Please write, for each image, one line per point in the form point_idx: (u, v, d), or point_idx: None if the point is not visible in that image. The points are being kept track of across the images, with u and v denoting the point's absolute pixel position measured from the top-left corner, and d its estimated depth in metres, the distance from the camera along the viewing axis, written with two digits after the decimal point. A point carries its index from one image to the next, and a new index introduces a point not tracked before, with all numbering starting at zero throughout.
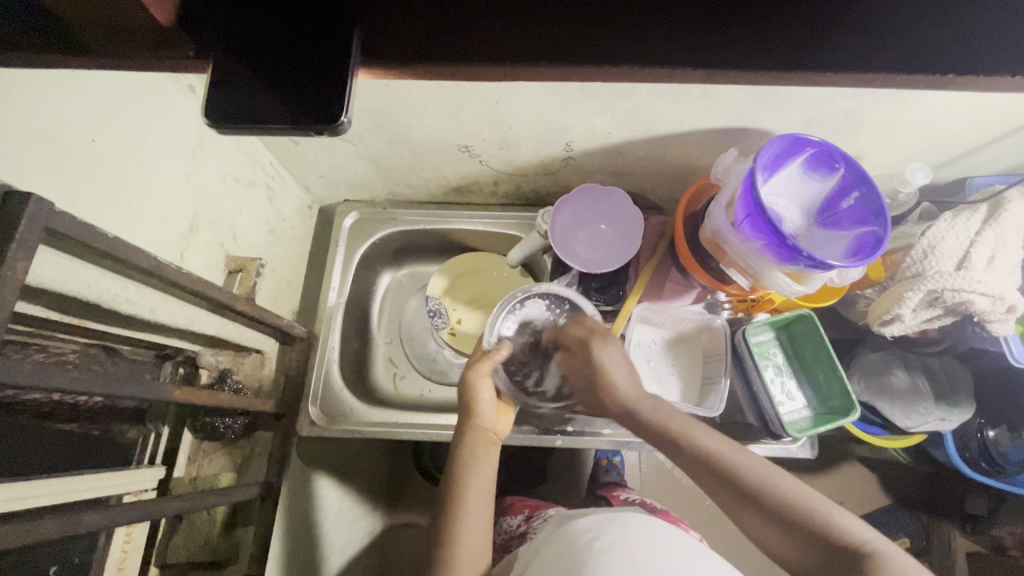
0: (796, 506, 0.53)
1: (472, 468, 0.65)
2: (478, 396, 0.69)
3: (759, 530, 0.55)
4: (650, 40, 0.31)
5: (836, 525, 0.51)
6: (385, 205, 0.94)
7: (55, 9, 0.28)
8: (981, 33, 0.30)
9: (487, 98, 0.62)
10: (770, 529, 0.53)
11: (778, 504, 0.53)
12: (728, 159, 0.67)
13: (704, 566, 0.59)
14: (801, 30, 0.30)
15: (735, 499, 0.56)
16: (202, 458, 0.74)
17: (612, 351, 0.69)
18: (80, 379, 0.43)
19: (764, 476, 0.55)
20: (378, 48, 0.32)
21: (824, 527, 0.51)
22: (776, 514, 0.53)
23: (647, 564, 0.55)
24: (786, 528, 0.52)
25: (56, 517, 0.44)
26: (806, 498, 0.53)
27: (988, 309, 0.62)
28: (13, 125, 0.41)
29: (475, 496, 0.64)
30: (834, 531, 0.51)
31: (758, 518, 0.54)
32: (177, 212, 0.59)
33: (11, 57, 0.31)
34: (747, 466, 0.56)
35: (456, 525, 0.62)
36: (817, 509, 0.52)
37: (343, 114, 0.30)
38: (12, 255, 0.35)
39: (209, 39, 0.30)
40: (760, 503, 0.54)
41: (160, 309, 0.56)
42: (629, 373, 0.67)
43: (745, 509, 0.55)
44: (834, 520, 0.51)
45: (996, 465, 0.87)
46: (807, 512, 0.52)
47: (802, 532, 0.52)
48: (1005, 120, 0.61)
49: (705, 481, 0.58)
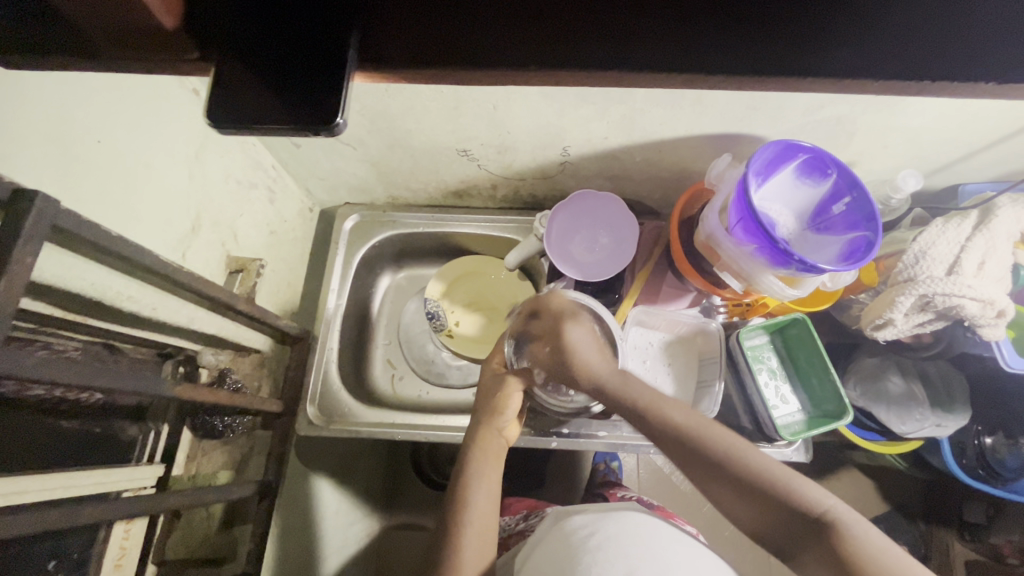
0: (762, 475, 0.53)
1: (486, 469, 0.66)
2: (507, 400, 0.71)
3: (726, 500, 0.55)
4: (635, 46, 0.31)
5: (799, 493, 0.51)
6: (385, 208, 0.95)
7: (65, 14, 0.29)
8: (964, 37, 0.30)
9: (485, 103, 0.64)
10: (737, 500, 0.54)
11: (744, 474, 0.54)
12: (722, 164, 0.68)
13: (697, 562, 0.59)
14: (784, 37, 0.31)
15: (702, 472, 0.56)
16: (201, 456, 0.75)
17: (580, 331, 0.69)
18: (82, 373, 0.43)
19: (731, 447, 0.55)
20: (373, 53, 0.33)
21: (788, 497, 0.51)
22: (747, 486, 0.53)
23: (641, 559, 0.56)
24: (753, 498, 0.53)
25: (56, 510, 0.44)
26: (772, 468, 0.53)
27: (979, 313, 0.63)
28: (21, 124, 0.42)
29: (484, 495, 0.64)
30: (798, 500, 0.51)
31: (729, 490, 0.54)
32: (180, 212, 0.61)
33: (22, 59, 0.32)
34: (715, 438, 0.56)
35: (463, 522, 0.62)
36: (782, 479, 0.52)
37: (338, 115, 0.31)
38: (20, 250, 0.36)
39: (213, 42, 0.31)
40: (726, 473, 0.54)
41: (162, 307, 0.57)
42: (598, 351, 0.68)
43: (712, 481, 0.55)
44: (798, 488, 0.52)
45: (994, 472, 0.87)
46: (773, 482, 0.52)
47: (766, 501, 0.52)
48: (994, 127, 0.62)
49: (672, 453, 0.58)
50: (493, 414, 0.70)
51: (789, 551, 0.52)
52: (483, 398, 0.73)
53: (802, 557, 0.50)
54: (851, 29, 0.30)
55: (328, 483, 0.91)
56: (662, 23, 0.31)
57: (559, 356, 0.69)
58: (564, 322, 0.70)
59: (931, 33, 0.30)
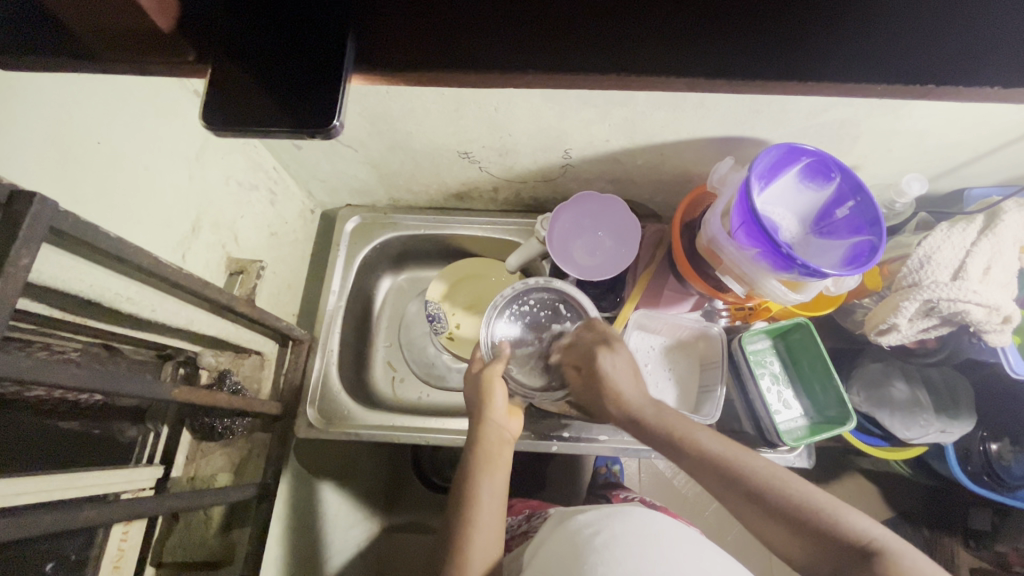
0: (803, 503, 0.51)
1: (483, 467, 0.65)
2: (493, 394, 0.70)
3: (765, 530, 0.53)
4: (632, 51, 0.31)
5: (843, 523, 0.49)
6: (386, 210, 0.95)
7: (61, 16, 0.29)
8: (968, 41, 0.30)
9: (486, 105, 0.63)
10: (778, 530, 0.52)
11: (785, 504, 0.52)
12: (723, 168, 0.68)
13: (707, 558, 0.58)
14: (781, 38, 0.31)
15: (739, 500, 0.54)
16: (200, 457, 0.75)
17: (616, 359, 0.67)
18: (80, 376, 0.43)
19: (773, 476, 0.54)
20: (369, 55, 0.32)
21: (831, 526, 0.50)
22: (785, 513, 0.51)
23: (650, 558, 0.55)
24: (794, 528, 0.51)
25: (53, 512, 0.44)
26: (814, 497, 0.52)
27: (984, 319, 0.62)
28: (20, 126, 0.42)
29: (487, 493, 0.63)
30: (842, 530, 0.49)
31: (767, 519, 0.52)
32: (180, 214, 0.61)
33: (18, 61, 0.32)
34: (754, 466, 0.55)
35: (471, 526, 0.61)
36: (825, 507, 0.51)
37: (334, 118, 0.31)
38: (16, 252, 0.36)
39: (207, 43, 0.31)
40: (766, 504, 0.52)
41: (161, 308, 0.57)
42: (634, 379, 0.65)
43: (751, 510, 0.54)
44: (842, 518, 0.50)
45: (999, 479, 0.86)
46: (816, 512, 0.51)
47: (808, 532, 0.50)
48: (1000, 131, 0.61)
49: (708, 483, 0.56)
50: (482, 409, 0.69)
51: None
52: (472, 396, 0.72)
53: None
54: (848, 33, 0.30)
55: (328, 485, 0.91)
56: (662, 26, 0.31)
57: (593, 385, 0.67)
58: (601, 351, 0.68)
59: (925, 37, 0.30)
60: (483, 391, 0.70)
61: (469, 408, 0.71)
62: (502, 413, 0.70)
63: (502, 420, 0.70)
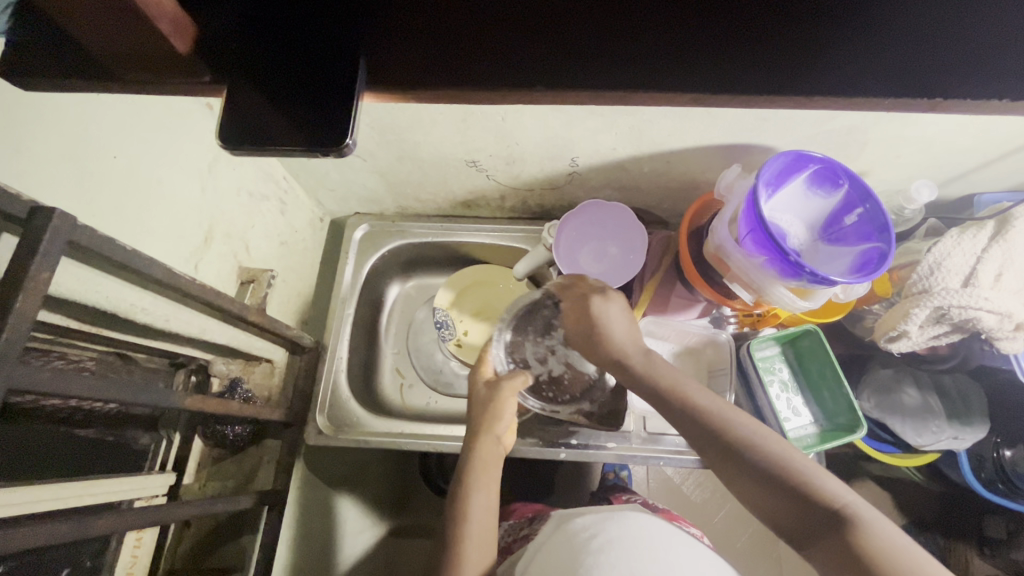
0: (783, 463, 0.52)
1: (480, 478, 0.65)
2: (504, 406, 0.71)
3: (741, 486, 0.54)
4: (634, 66, 0.32)
5: (821, 488, 0.50)
6: (394, 218, 0.96)
7: (81, 39, 0.30)
8: (977, 49, 0.30)
9: (494, 115, 0.64)
10: (753, 488, 0.52)
11: (765, 464, 0.52)
12: (731, 175, 0.68)
13: (699, 563, 0.59)
14: (783, 50, 0.31)
15: (720, 457, 0.55)
16: (211, 465, 0.76)
17: (609, 308, 0.65)
18: (95, 387, 0.44)
19: (752, 434, 0.54)
20: (379, 73, 0.33)
21: (808, 489, 0.50)
22: (764, 474, 0.52)
23: (644, 562, 0.56)
24: (769, 484, 0.51)
25: (67, 521, 0.45)
26: (794, 460, 0.52)
27: (996, 326, 0.62)
28: (38, 143, 0.43)
29: (480, 506, 0.64)
30: (818, 494, 0.49)
31: (745, 480, 0.53)
32: (193, 225, 0.61)
33: (38, 83, 0.33)
34: (738, 423, 0.55)
35: (461, 538, 0.61)
36: (806, 470, 0.51)
37: (346, 136, 0.31)
38: (36, 266, 0.36)
39: (221, 63, 0.32)
40: (748, 462, 0.53)
41: (174, 318, 0.58)
42: (631, 330, 0.65)
43: (729, 466, 0.54)
44: (819, 482, 0.50)
45: (1013, 486, 0.84)
46: (795, 475, 0.51)
47: (784, 491, 0.51)
48: (1009, 137, 0.61)
49: (694, 439, 0.57)
50: (489, 419, 0.70)
51: (804, 548, 0.50)
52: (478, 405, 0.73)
53: (814, 551, 0.49)
54: (850, 46, 0.30)
55: (337, 492, 0.91)
56: (670, 37, 0.31)
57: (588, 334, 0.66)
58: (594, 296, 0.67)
59: (927, 48, 0.30)
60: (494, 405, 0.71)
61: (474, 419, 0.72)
62: (506, 425, 0.70)
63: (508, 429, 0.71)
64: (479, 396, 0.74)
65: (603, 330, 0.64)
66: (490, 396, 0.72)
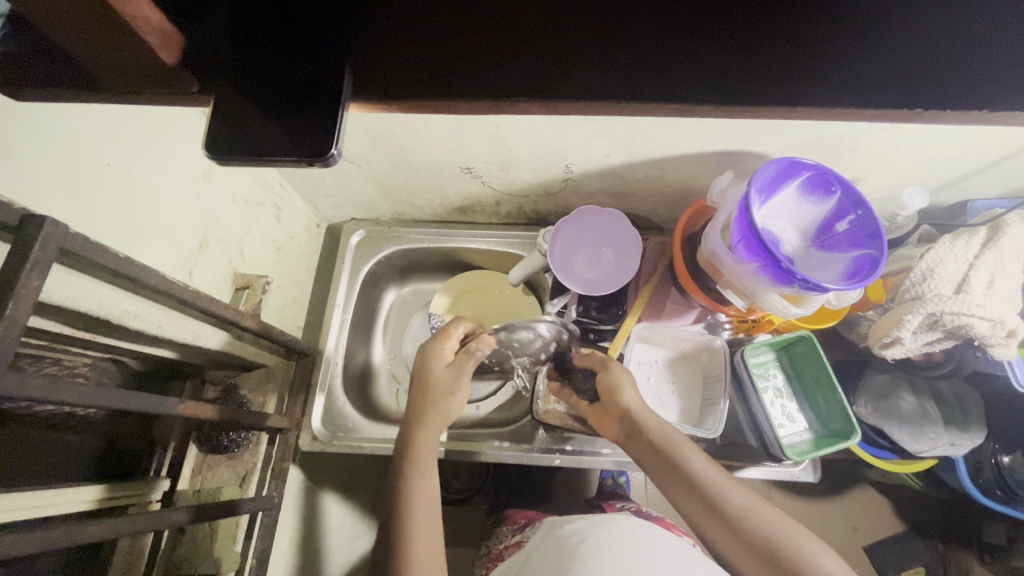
0: (772, 536, 0.56)
1: (426, 464, 0.66)
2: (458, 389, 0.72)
3: (732, 550, 0.58)
4: (617, 76, 0.32)
5: (810, 561, 0.54)
6: (390, 223, 0.96)
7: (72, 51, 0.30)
8: (960, 62, 0.30)
9: (487, 122, 0.65)
10: (746, 556, 0.57)
11: (761, 541, 0.56)
12: (723, 182, 0.68)
13: (690, 566, 0.59)
14: (767, 61, 0.31)
15: (715, 523, 0.59)
16: (206, 471, 0.75)
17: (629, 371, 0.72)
18: (88, 393, 0.44)
19: (743, 505, 0.58)
20: (368, 82, 0.33)
21: (797, 562, 0.54)
22: (755, 545, 0.56)
23: (632, 566, 0.56)
24: (760, 553, 0.56)
25: (61, 526, 0.45)
26: (785, 534, 0.56)
27: (989, 333, 0.62)
28: (29, 151, 0.43)
29: (422, 496, 0.63)
30: (807, 567, 0.53)
31: (739, 549, 0.57)
32: (187, 231, 0.62)
33: (29, 94, 0.33)
34: (731, 494, 0.59)
35: (406, 529, 0.60)
36: (795, 544, 0.55)
37: (331, 146, 0.31)
38: (26, 274, 0.37)
39: (210, 71, 0.32)
40: (742, 533, 0.57)
41: (168, 324, 0.58)
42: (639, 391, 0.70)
43: (722, 531, 0.58)
44: (809, 556, 0.54)
45: (1013, 493, 0.83)
46: (784, 548, 0.55)
47: (773, 561, 0.55)
48: (1000, 144, 0.61)
49: (691, 505, 0.60)
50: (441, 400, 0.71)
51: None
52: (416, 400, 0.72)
53: None
54: (833, 55, 0.30)
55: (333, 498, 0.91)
56: (660, 46, 0.31)
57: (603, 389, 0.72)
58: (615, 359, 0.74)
59: (911, 55, 0.30)
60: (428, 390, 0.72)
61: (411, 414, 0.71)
62: (454, 406, 0.72)
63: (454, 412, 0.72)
64: (433, 380, 0.73)
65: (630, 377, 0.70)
66: (438, 375, 0.73)
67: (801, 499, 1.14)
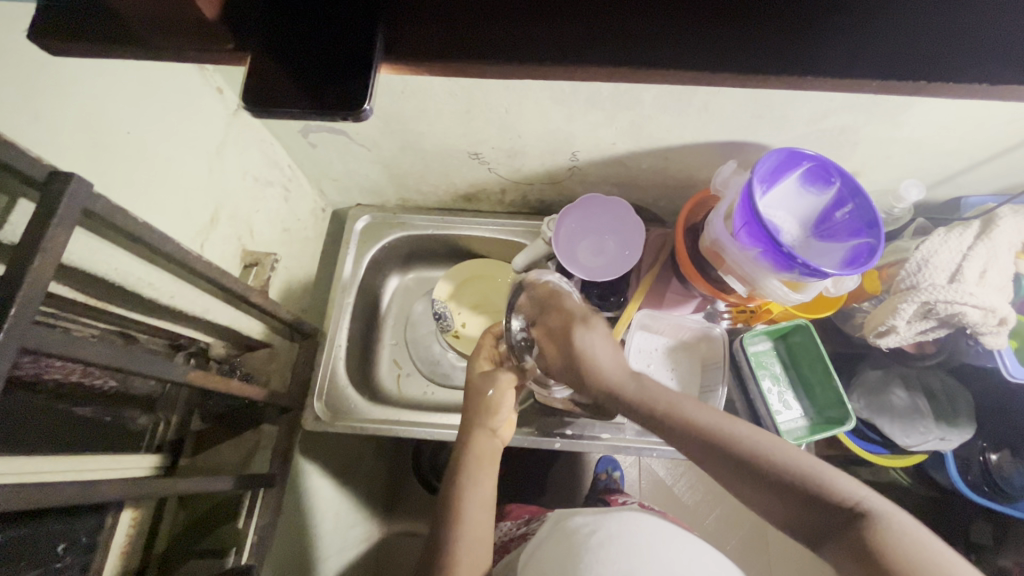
0: (792, 471, 0.51)
1: (477, 476, 0.65)
2: (498, 404, 0.71)
3: (753, 496, 0.53)
4: (628, 43, 0.33)
5: (834, 488, 0.49)
6: (396, 210, 0.97)
7: (118, 7, 0.31)
8: (960, 34, 0.31)
9: (497, 106, 0.66)
10: (765, 498, 0.52)
11: (777, 475, 0.51)
12: (726, 171, 0.70)
13: (697, 556, 0.61)
14: (777, 34, 0.32)
15: (725, 470, 0.54)
16: (208, 447, 0.77)
17: (591, 335, 0.63)
18: (104, 353, 0.45)
19: (752, 443, 0.53)
20: (396, 46, 0.34)
21: (823, 493, 0.50)
22: (773, 482, 0.51)
23: (641, 558, 0.57)
24: (779, 494, 0.51)
25: (74, 485, 0.45)
26: (804, 465, 0.51)
27: (980, 321, 0.64)
28: (54, 114, 0.44)
29: (476, 508, 0.63)
30: (834, 494, 0.49)
31: (758, 490, 0.52)
32: (200, 205, 0.63)
33: (70, 49, 0.34)
34: (740, 434, 0.54)
35: (454, 549, 0.60)
36: (816, 475, 0.50)
37: (364, 101, 0.33)
38: (53, 229, 0.37)
39: (245, 30, 0.33)
40: (755, 472, 0.52)
41: (179, 296, 0.58)
42: (611, 354, 0.62)
43: (743, 481, 0.53)
44: (832, 483, 0.50)
45: (999, 489, 0.86)
46: (806, 480, 0.50)
47: (798, 500, 0.50)
48: (995, 140, 0.64)
49: (701, 457, 0.55)
50: (483, 415, 0.70)
51: (824, 551, 0.50)
52: (472, 395, 0.73)
53: (830, 549, 0.49)
54: (836, 29, 0.32)
55: (331, 483, 0.92)
56: (688, 15, 0.32)
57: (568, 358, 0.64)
58: (575, 322, 0.65)
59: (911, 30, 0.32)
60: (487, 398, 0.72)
61: (467, 413, 0.72)
62: (501, 422, 0.72)
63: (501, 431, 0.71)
64: (473, 389, 0.74)
65: (591, 347, 0.62)
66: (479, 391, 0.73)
67: None
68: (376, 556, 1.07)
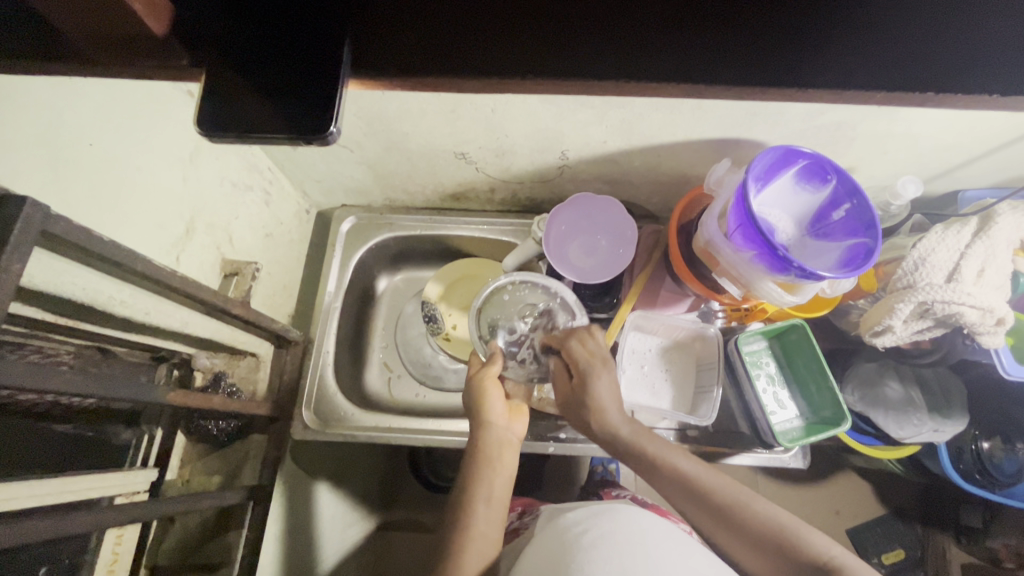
0: (770, 525, 0.55)
1: (484, 476, 0.63)
2: (487, 397, 0.68)
3: (732, 546, 0.57)
4: (612, 57, 0.32)
5: (807, 543, 0.53)
6: (382, 210, 0.94)
7: (65, 28, 0.30)
8: (951, 54, 0.31)
9: (483, 106, 0.63)
10: (744, 547, 0.56)
11: (755, 528, 0.55)
12: (721, 169, 0.68)
13: (695, 557, 0.59)
14: (765, 50, 0.32)
15: (711, 518, 0.58)
16: (192, 462, 0.75)
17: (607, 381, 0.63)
18: (72, 380, 0.42)
19: (735, 497, 0.57)
20: (369, 63, 0.33)
21: (794, 543, 0.54)
22: (751, 533, 0.56)
23: (634, 557, 0.55)
24: (758, 544, 0.55)
25: (46, 518, 0.44)
26: (780, 519, 0.56)
27: (977, 321, 0.63)
28: (7, 130, 0.41)
29: (485, 509, 0.62)
30: (804, 547, 0.53)
31: (734, 537, 0.57)
32: (173, 216, 0.60)
33: (15, 67, 0.32)
34: (719, 486, 0.58)
35: (465, 549, 0.59)
36: (792, 528, 0.55)
37: (330, 124, 0.32)
38: (7, 259, 0.35)
39: (202, 46, 0.32)
40: (739, 525, 0.56)
41: (155, 311, 0.56)
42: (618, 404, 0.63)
43: (724, 530, 0.57)
44: (805, 539, 0.54)
45: (991, 477, 0.86)
46: (781, 532, 0.55)
47: (773, 549, 0.54)
48: (995, 134, 0.62)
49: (682, 502, 0.60)
50: (478, 416, 0.67)
51: None
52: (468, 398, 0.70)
53: None
54: (827, 40, 0.31)
55: (326, 488, 0.90)
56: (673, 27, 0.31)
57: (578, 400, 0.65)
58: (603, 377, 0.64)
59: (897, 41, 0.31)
60: (479, 397, 0.68)
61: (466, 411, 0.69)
62: (502, 415, 0.68)
63: (503, 424, 0.68)
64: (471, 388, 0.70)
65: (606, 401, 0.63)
66: (475, 389, 0.69)
67: (790, 484, 1.16)
68: (373, 555, 1.07)
